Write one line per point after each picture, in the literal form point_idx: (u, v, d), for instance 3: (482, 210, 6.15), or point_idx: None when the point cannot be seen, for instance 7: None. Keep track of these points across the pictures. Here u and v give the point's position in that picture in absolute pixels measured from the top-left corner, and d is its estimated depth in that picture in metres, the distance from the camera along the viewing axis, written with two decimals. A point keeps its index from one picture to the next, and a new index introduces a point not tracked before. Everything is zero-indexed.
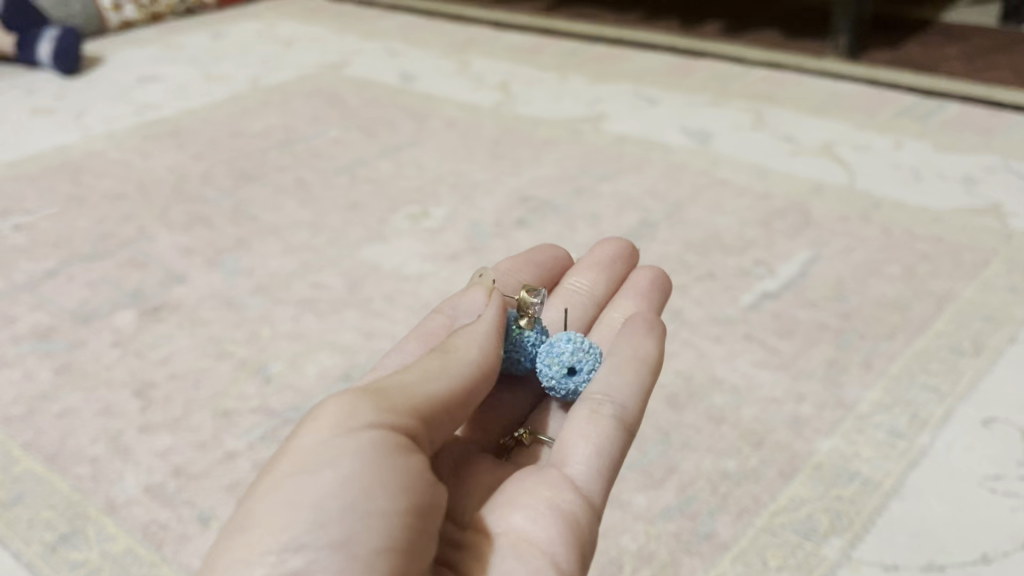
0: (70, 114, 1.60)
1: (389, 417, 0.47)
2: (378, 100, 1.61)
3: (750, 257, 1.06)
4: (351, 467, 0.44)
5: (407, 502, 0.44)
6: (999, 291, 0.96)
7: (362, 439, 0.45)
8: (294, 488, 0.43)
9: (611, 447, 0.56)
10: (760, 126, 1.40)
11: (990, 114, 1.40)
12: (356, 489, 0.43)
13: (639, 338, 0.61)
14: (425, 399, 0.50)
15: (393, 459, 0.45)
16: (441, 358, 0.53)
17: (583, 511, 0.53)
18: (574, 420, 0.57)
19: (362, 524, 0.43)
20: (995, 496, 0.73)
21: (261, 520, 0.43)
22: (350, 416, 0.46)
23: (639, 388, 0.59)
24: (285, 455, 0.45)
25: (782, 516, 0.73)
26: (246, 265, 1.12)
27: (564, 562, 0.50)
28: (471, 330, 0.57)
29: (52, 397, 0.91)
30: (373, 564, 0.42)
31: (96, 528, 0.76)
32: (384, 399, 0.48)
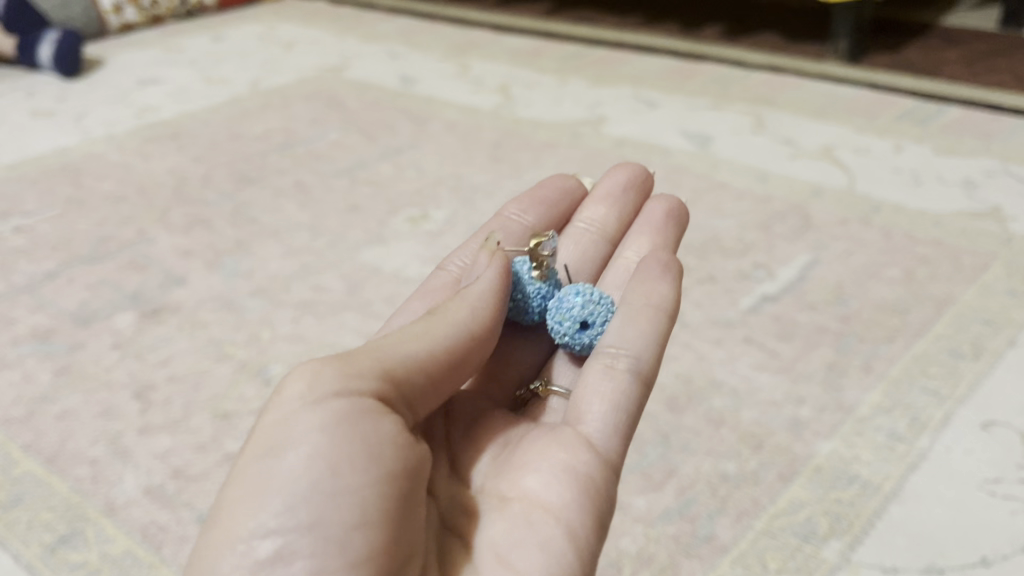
0: (70, 116, 1.60)
1: (358, 388, 0.47)
2: (379, 103, 1.61)
3: (750, 260, 1.06)
4: (314, 445, 0.45)
5: (379, 472, 0.45)
6: (998, 294, 0.96)
7: (322, 414, 0.45)
8: (260, 475, 0.45)
9: (624, 404, 0.57)
10: (759, 129, 1.40)
11: (990, 118, 1.40)
12: (320, 468, 0.44)
13: (652, 283, 0.63)
14: (400, 364, 0.50)
15: (360, 429, 0.46)
16: (427, 325, 0.54)
17: (598, 469, 0.53)
18: (590, 375, 0.59)
19: (329, 503, 0.44)
20: (995, 499, 0.73)
21: (232, 509, 0.44)
22: (313, 388, 0.46)
23: (653, 339, 0.60)
24: (256, 440, 0.47)
25: (782, 519, 0.73)
26: (246, 267, 1.12)
27: (577, 523, 0.51)
28: (462, 296, 0.57)
29: (51, 399, 0.91)
30: (347, 540, 0.43)
31: (95, 530, 0.76)
32: (354, 369, 0.48)
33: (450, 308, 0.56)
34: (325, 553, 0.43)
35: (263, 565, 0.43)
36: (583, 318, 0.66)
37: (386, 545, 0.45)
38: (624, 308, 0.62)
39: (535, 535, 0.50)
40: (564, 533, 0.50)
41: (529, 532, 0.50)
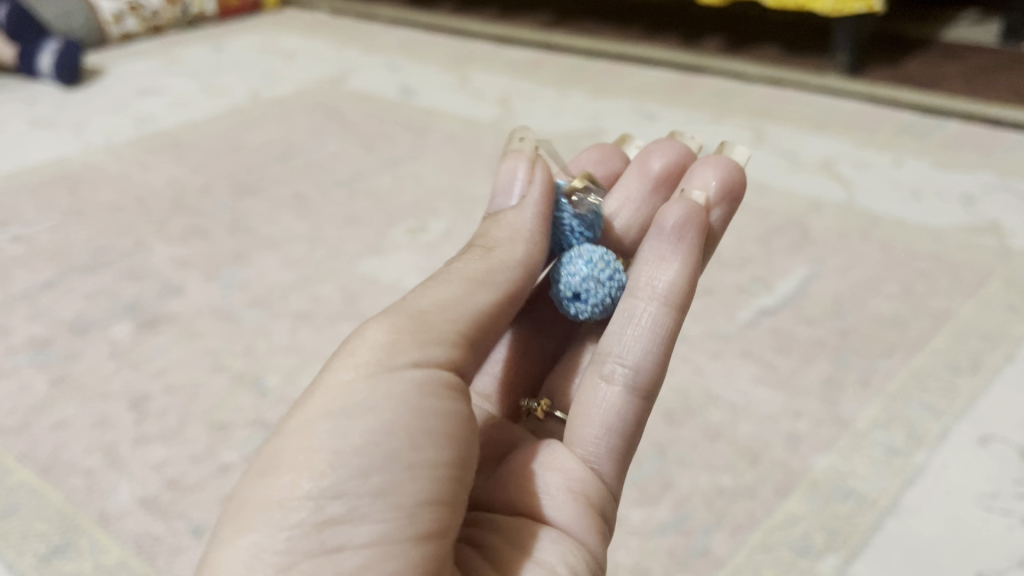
0: (70, 126, 1.61)
1: (434, 354, 0.48)
2: (378, 115, 1.61)
3: (748, 273, 1.06)
4: (396, 413, 0.45)
5: (449, 455, 0.47)
6: (997, 309, 0.96)
7: (404, 385, 0.46)
8: (333, 434, 0.45)
9: (619, 422, 0.57)
10: (759, 142, 1.41)
11: (989, 133, 1.40)
12: (402, 438, 0.45)
13: (659, 266, 0.59)
14: (472, 328, 0.50)
15: (438, 404, 0.47)
16: (484, 266, 0.53)
17: (596, 490, 0.56)
18: (586, 388, 0.58)
19: (406, 475, 0.45)
20: (992, 514, 0.73)
21: (301, 461, 0.44)
22: (392, 353, 0.47)
23: (656, 342, 0.58)
24: (320, 392, 0.47)
25: (779, 534, 0.72)
26: (244, 278, 1.12)
27: (586, 528, 0.55)
28: (511, 224, 0.56)
29: (47, 408, 0.91)
30: (416, 515, 0.45)
31: (89, 540, 0.76)
32: (428, 330, 0.48)
33: (501, 244, 0.55)
34: (394, 523, 0.44)
35: (328, 525, 0.44)
36: (576, 287, 0.61)
37: (443, 527, 0.47)
38: (621, 305, 0.59)
39: (551, 535, 0.54)
40: (574, 540, 0.54)
41: (548, 532, 0.54)
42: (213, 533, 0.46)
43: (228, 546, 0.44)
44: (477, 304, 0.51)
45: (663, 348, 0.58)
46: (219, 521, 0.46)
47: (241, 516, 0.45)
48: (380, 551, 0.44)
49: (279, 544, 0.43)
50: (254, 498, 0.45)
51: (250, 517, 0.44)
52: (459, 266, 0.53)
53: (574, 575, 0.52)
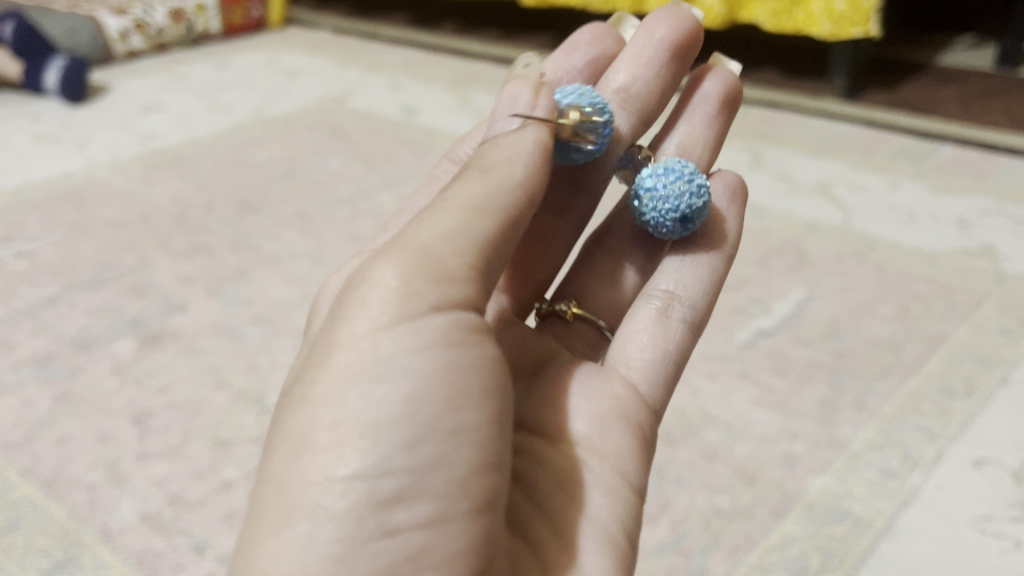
0: (75, 142, 1.62)
1: (451, 301, 0.47)
2: (381, 134, 1.63)
3: (745, 294, 1.07)
4: (425, 373, 0.45)
5: (489, 412, 0.47)
6: (991, 332, 0.97)
7: (428, 338, 0.46)
8: (365, 401, 0.44)
9: (671, 354, 0.63)
10: (757, 165, 1.42)
11: (985, 158, 1.42)
12: (437, 401, 0.45)
13: (715, 219, 0.69)
14: (481, 268, 0.49)
15: (467, 355, 0.46)
16: (482, 192, 0.49)
17: (645, 422, 0.59)
18: (640, 316, 0.65)
19: (452, 442, 0.45)
20: (985, 537, 0.74)
21: (338, 435, 0.44)
22: (410, 299, 0.46)
23: (706, 289, 0.67)
24: (337, 354, 0.46)
25: (775, 554, 0.73)
26: (246, 295, 1.13)
27: (633, 471, 0.56)
28: (510, 147, 0.52)
29: (50, 424, 0.92)
30: (469, 483, 0.45)
31: (91, 555, 0.77)
32: (442, 269, 0.47)
33: (498, 167, 0.51)
34: (450, 496, 0.44)
35: (383, 507, 0.43)
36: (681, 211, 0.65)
37: (494, 490, 0.47)
38: (680, 246, 0.68)
39: (598, 481, 0.55)
40: (623, 482, 0.55)
41: (591, 475, 0.55)
42: (250, 524, 0.44)
43: (277, 538, 0.43)
44: (480, 232, 0.49)
45: (711, 293, 0.67)
46: (254, 511, 0.45)
47: (281, 501, 0.43)
48: (438, 528, 0.44)
49: (334, 531, 0.42)
50: (292, 482, 0.44)
51: (292, 503, 0.43)
52: (456, 191, 0.50)
53: (624, 527, 0.54)
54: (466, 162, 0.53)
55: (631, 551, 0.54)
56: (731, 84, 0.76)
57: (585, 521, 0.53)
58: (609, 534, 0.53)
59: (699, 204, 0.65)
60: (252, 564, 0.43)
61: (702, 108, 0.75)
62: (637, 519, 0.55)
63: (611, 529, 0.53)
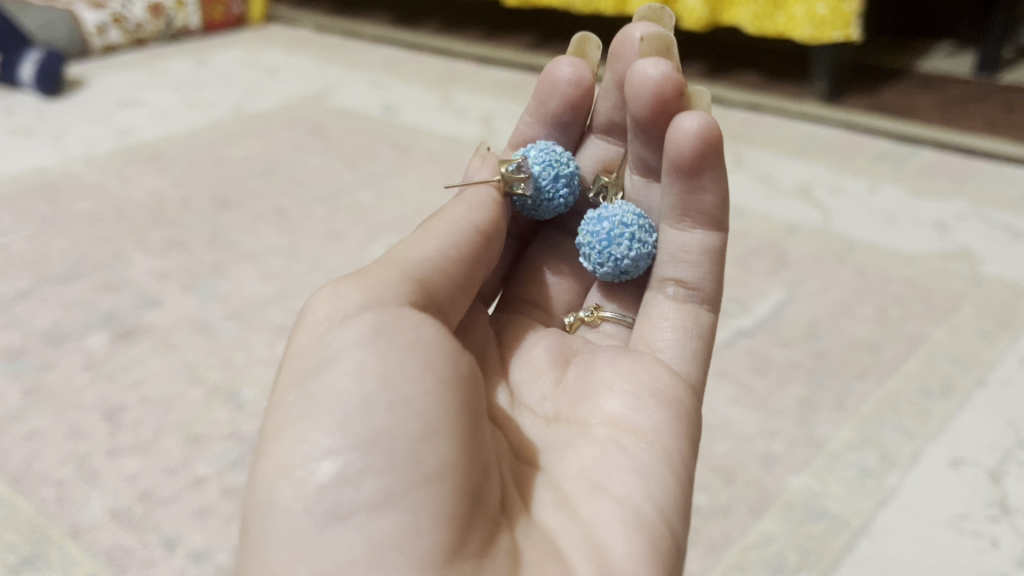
0: (49, 136, 1.60)
1: (384, 297, 0.49)
2: (361, 131, 1.62)
3: (726, 294, 1.07)
4: (359, 359, 0.45)
5: (432, 383, 0.46)
6: (969, 335, 0.97)
7: (361, 331, 0.47)
8: (302, 399, 0.45)
9: (692, 327, 0.63)
10: (737, 166, 1.42)
11: (963, 162, 1.43)
12: (370, 380, 0.45)
13: (698, 193, 0.62)
14: (417, 274, 0.52)
15: (403, 335, 0.47)
16: (427, 231, 0.56)
17: (686, 399, 0.58)
18: (654, 307, 0.65)
19: (389, 415, 0.44)
20: (963, 536, 0.74)
21: (282, 434, 0.45)
22: (341, 307, 0.48)
23: (709, 257, 0.64)
24: (288, 369, 0.48)
25: (752, 553, 0.73)
26: (223, 291, 1.12)
27: (671, 447, 0.54)
28: (460, 198, 0.59)
29: (19, 419, 0.90)
30: (417, 453, 0.43)
31: (59, 551, 0.75)
32: (376, 282, 0.50)
33: (445, 210, 0.58)
34: (396, 469, 0.43)
35: (329, 490, 0.42)
36: (624, 265, 0.66)
37: (457, 461, 0.45)
38: (670, 236, 0.65)
39: (631, 462, 0.53)
40: (659, 459, 0.53)
41: (622, 457, 0.53)
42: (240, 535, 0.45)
43: (254, 545, 0.44)
44: (421, 255, 0.53)
45: (715, 262, 0.64)
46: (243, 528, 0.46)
47: (250, 507, 0.45)
48: (391, 502, 0.42)
49: (292, 527, 0.43)
50: (255, 488, 0.45)
51: (256, 507, 0.44)
52: (409, 237, 0.56)
53: (660, 509, 0.51)
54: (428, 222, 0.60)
55: (671, 540, 0.51)
56: (666, 79, 0.62)
57: (621, 507, 0.50)
58: (643, 517, 0.50)
59: (620, 253, 0.65)
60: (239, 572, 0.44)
61: (633, 128, 0.66)
62: (681, 511, 0.53)
63: (645, 513, 0.50)
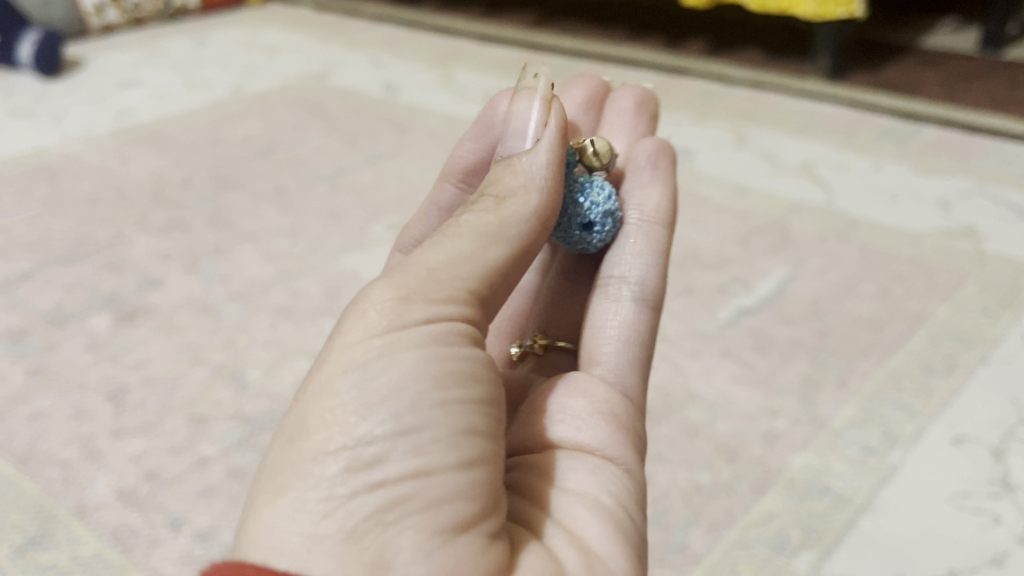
0: (49, 117, 1.59)
1: (448, 311, 0.45)
2: (361, 110, 1.61)
3: (728, 273, 1.07)
4: (419, 357, 0.43)
5: (478, 393, 0.45)
6: (972, 312, 0.97)
7: (418, 341, 0.44)
8: (354, 386, 0.42)
9: (634, 335, 0.62)
10: (740, 144, 1.42)
11: (967, 139, 1.42)
12: (424, 380, 0.43)
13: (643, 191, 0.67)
14: (482, 288, 0.48)
15: (459, 354, 0.45)
16: (496, 220, 0.49)
17: (618, 405, 0.58)
18: (598, 310, 0.64)
19: (439, 411, 0.43)
20: (965, 513, 0.74)
21: (326, 414, 0.42)
22: (407, 307, 0.44)
23: (656, 256, 0.65)
24: (333, 356, 0.44)
25: (755, 531, 0.73)
26: (225, 272, 1.12)
27: (620, 454, 0.55)
28: (523, 174, 0.53)
29: (23, 400, 0.90)
30: (458, 444, 0.43)
31: (65, 531, 0.76)
32: (441, 288, 0.46)
33: (514, 194, 0.51)
34: (439, 457, 0.42)
35: (367, 467, 0.41)
36: (589, 219, 0.62)
37: (488, 459, 0.44)
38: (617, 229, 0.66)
39: (584, 464, 0.54)
40: (613, 467, 0.54)
41: (578, 461, 0.54)
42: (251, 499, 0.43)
43: (269, 511, 0.41)
44: (490, 258, 0.48)
45: (658, 257, 0.65)
46: (252, 494, 0.44)
47: (276, 478, 0.42)
48: (427, 480, 0.41)
49: (320, 493, 0.41)
50: (285, 460, 0.43)
51: (284, 476, 0.42)
52: (469, 219, 0.50)
53: (617, 498, 0.52)
54: (481, 186, 0.53)
55: (633, 524, 0.52)
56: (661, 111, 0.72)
57: (585, 500, 0.51)
58: (606, 508, 0.51)
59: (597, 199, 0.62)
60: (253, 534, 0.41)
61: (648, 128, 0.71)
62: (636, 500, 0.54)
63: (605, 502, 0.51)
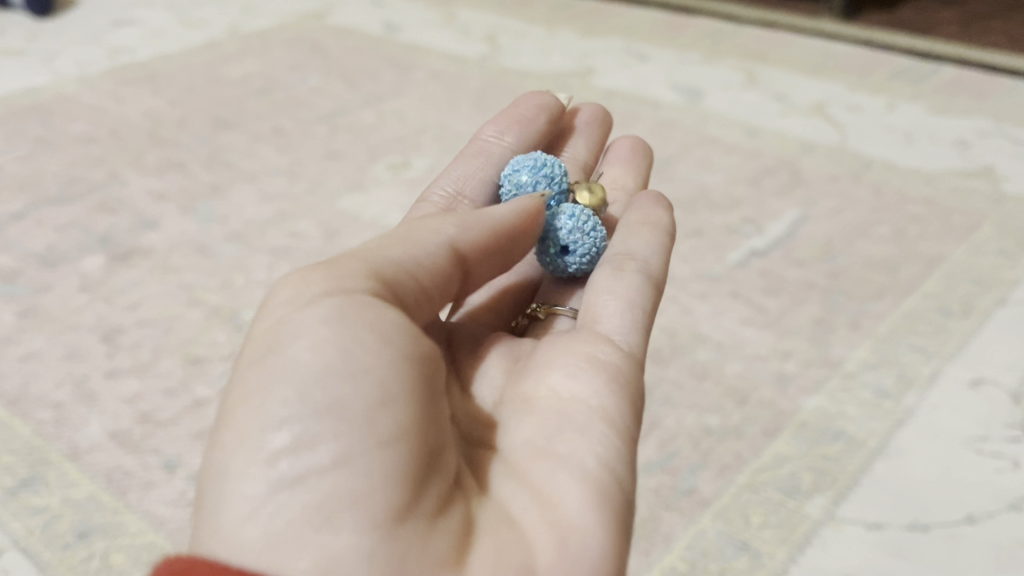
0: (41, 56, 1.55)
1: (353, 291, 0.43)
2: (361, 50, 1.57)
3: (738, 214, 1.04)
4: (320, 333, 0.40)
5: (395, 355, 0.41)
6: (989, 254, 0.94)
7: (329, 312, 0.41)
8: (263, 373, 0.40)
9: (638, 297, 0.55)
10: (751, 84, 1.37)
11: (985, 79, 1.38)
12: (327, 353, 0.40)
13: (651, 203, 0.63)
14: (389, 276, 0.45)
15: (368, 318, 0.41)
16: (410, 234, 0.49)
17: (622, 361, 0.50)
18: (596, 279, 0.57)
19: (348, 383, 0.39)
20: (981, 457, 0.72)
21: (240, 406, 0.40)
22: (308, 289, 0.43)
23: (661, 245, 0.60)
24: (254, 343, 0.43)
25: (765, 474, 0.71)
26: (221, 212, 1.09)
27: (615, 409, 0.47)
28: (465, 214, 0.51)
29: (15, 340, 0.88)
30: (374, 419, 0.39)
31: (57, 473, 0.74)
32: (348, 271, 0.44)
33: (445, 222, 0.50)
34: (352, 434, 0.38)
35: (283, 456, 0.38)
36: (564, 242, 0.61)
37: (419, 428, 0.40)
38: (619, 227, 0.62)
39: (570, 422, 0.46)
40: (603, 422, 0.46)
41: (563, 420, 0.47)
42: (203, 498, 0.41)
43: (207, 513, 0.40)
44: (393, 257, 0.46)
45: (662, 244, 0.60)
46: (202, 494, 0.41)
47: (207, 479, 0.40)
48: (344, 465, 0.38)
49: (243, 490, 0.38)
50: (213, 459, 0.40)
51: (212, 476, 0.40)
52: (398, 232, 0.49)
53: (604, 461, 0.45)
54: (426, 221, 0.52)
55: (622, 491, 0.45)
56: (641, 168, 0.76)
57: (563, 466, 0.45)
58: (592, 476, 0.44)
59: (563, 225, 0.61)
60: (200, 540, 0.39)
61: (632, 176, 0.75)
62: (630, 459, 0.46)
63: (588, 467, 0.44)
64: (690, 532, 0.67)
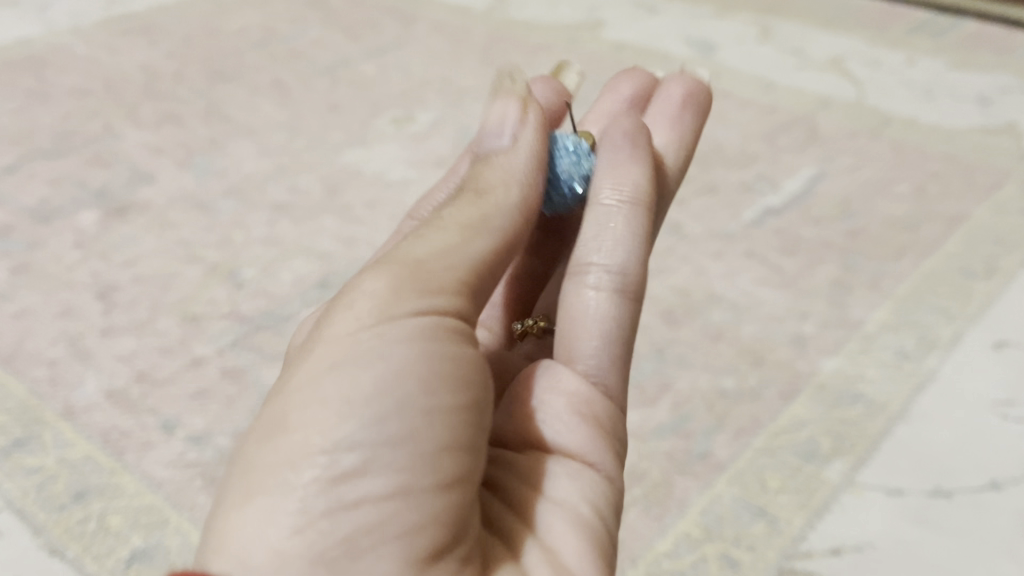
0: (34, 6, 1.51)
1: (433, 311, 0.39)
2: (363, 2, 1.52)
3: (753, 171, 1.01)
4: (405, 356, 0.37)
5: (467, 399, 0.38)
6: (1013, 213, 0.92)
7: (410, 331, 0.38)
8: (340, 382, 0.36)
9: (618, 330, 0.48)
10: (765, 38, 1.33)
11: (1006, 34, 1.34)
12: (411, 381, 0.37)
13: (623, 167, 0.50)
14: (472, 282, 0.41)
15: (448, 353, 0.38)
16: (476, 213, 0.43)
17: (607, 411, 0.48)
18: (571, 304, 0.49)
19: (424, 420, 0.36)
20: (1005, 422, 0.70)
21: (302, 414, 0.36)
22: (392, 300, 0.39)
23: (637, 239, 0.49)
24: (323, 345, 0.38)
25: (783, 438, 0.69)
26: (220, 167, 1.06)
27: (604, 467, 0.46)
28: (502, 168, 0.45)
29: (8, 297, 0.85)
30: (440, 462, 0.36)
31: (53, 433, 0.72)
32: (429, 279, 0.40)
33: (494, 188, 0.44)
34: (417, 474, 0.36)
35: (346, 480, 0.35)
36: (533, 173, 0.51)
37: (469, 477, 0.38)
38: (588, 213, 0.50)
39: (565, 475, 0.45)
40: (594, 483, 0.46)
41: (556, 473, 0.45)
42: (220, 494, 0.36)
43: (240, 512, 0.35)
44: (476, 251, 0.42)
45: (640, 241, 0.49)
46: (221, 492, 0.37)
47: (242, 481, 0.36)
48: (404, 500, 0.35)
49: (291, 505, 0.34)
50: (255, 462, 0.36)
51: (253, 475, 0.35)
52: (448, 212, 0.44)
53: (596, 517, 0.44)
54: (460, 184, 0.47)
55: (607, 541, 0.44)
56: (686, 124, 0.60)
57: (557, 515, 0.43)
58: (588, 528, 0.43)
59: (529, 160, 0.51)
60: (219, 542, 0.35)
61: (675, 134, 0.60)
62: (613, 503, 0.46)
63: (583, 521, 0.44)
64: (705, 497, 0.65)
